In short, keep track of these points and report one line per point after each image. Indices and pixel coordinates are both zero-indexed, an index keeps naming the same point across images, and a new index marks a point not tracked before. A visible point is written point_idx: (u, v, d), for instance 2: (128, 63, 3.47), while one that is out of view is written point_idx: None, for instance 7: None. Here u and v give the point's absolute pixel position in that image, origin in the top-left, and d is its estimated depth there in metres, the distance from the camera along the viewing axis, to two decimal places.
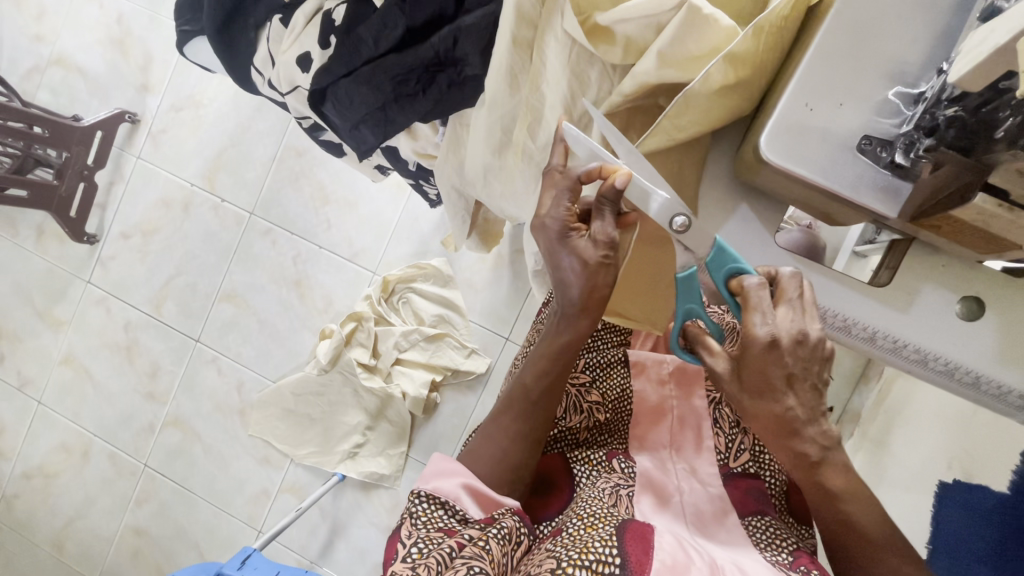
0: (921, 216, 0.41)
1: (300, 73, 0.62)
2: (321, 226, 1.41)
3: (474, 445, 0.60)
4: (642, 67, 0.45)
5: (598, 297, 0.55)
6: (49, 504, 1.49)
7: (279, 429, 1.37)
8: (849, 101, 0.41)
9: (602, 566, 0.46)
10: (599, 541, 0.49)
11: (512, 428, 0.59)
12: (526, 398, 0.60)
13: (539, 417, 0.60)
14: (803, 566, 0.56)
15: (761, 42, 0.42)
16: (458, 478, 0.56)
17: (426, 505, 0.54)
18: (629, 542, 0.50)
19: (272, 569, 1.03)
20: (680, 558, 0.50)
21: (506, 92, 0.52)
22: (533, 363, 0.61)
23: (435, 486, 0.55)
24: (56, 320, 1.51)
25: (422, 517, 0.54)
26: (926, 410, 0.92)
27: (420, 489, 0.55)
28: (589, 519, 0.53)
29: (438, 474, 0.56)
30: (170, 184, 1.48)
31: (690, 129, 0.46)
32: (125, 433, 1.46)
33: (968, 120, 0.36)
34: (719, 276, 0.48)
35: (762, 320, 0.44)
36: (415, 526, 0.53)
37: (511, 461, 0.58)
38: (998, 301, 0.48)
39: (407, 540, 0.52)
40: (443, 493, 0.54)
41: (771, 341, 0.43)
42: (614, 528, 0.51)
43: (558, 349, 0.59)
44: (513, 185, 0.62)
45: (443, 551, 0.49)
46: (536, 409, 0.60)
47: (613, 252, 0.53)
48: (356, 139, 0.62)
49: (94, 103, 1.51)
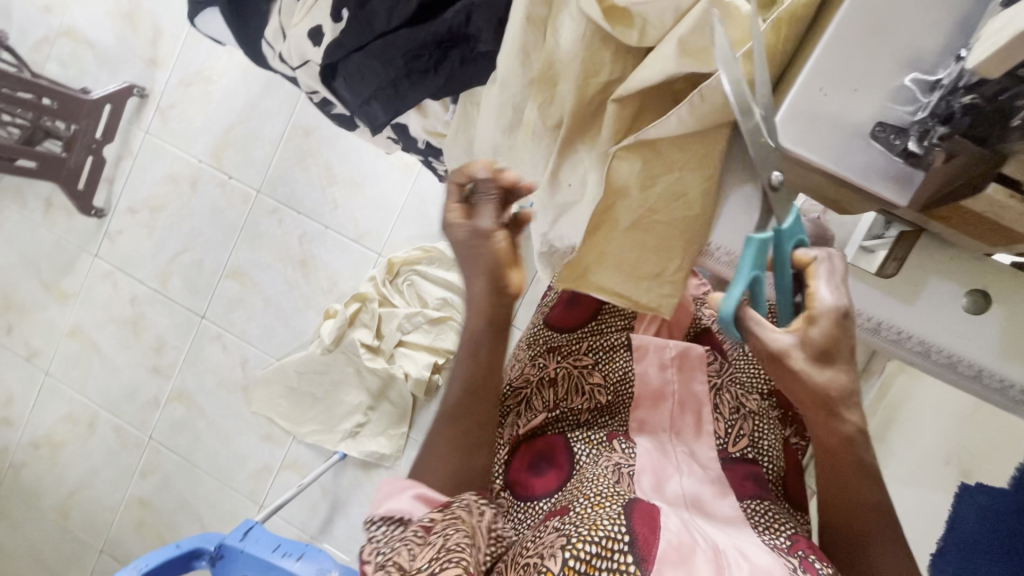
0: (935, 204, 0.41)
1: (311, 46, 0.61)
2: (328, 206, 1.41)
3: (421, 458, 0.59)
4: (660, 53, 0.44)
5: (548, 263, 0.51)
6: (56, 473, 1.52)
7: (281, 406, 1.38)
8: (865, 87, 0.40)
9: (612, 544, 0.48)
10: (608, 519, 0.50)
11: (449, 434, 0.58)
12: (456, 401, 0.58)
13: (471, 419, 0.58)
14: (800, 550, 0.56)
15: (778, 37, 0.43)
16: (408, 492, 0.54)
17: (382, 528, 0.52)
18: (637, 520, 0.51)
19: (273, 541, 1.05)
20: (686, 539, 0.50)
21: (517, 70, 0.52)
22: (461, 355, 0.60)
23: (387, 508, 0.53)
24: (64, 292, 1.53)
25: (381, 537, 0.51)
26: (926, 406, 0.92)
27: (372, 515, 0.53)
28: (597, 498, 0.54)
29: (389, 495, 0.54)
30: (178, 159, 1.48)
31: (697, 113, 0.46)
32: (130, 405, 1.48)
33: (985, 108, 0.35)
34: (788, 248, 0.46)
35: (830, 289, 0.46)
36: (375, 551, 0.50)
37: (450, 466, 0.57)
38: (1009, 296, 0.47)
39: (370, 560, 0.49)
40: (398, 512, 0.52)
41: (838, 310, 0.46)
42: (621, 507, 0.52)
43: (479, 336, 0.59)
44: (521, 167, 0.61)
45: (411, 541, 0.49)
46: (461, 414, 0.58)
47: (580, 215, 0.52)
48: (366, 114, 0.62)
49: (103, 76, 1.51)
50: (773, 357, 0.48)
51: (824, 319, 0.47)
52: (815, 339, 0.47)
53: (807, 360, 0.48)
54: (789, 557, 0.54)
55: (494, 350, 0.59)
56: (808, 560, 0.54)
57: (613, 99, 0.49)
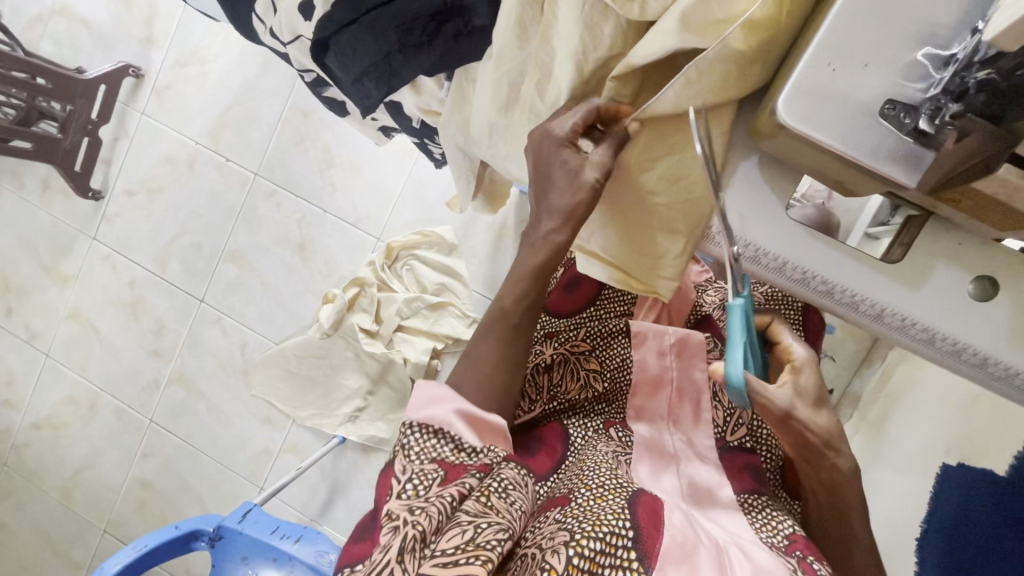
0: (941, 188, 0.39)
1: (301, 20, 0.59)
2: (327, 189, 1.39)
3: (459, 378, 0.63)
4: (660, 28, 0.42)
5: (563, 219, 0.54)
6: (58, 455, 1.53)
7: (280, 390, 1.38)
8: (875, 62, 0.38)
9: (616, 539, 0.47)
10: (612, 514, 0.49)
11: (494, 353, 0.63)
12: (507, 322, 0.63)
13: (519, 344, 0.63)
14: (799, 550, 0.54)
15: (783, 11, 0.41)
16: (450, 405, 0.57)
17: (421, 435, 0.55)
18: (641, 512, 0.51)
19: (272, 523, 1.05)
20: (690, 537, 0.51)
21: (513, 45, 0.50)
22: (508, 287, 0.62)
23: (429, 416, 0.56)
24: (63, 275, 1.52)
25: (414, 447, 0.54)
26: (927, 395, 0.92)
27: (412, 419, 0.56)
28: (599, 491, 0.53)
29: (429, 402, 0.57)
30: (174, 142, 1.46)
31: (703, 100, 0.43)
32: (130, 387, 1.49)
33: (1000, 83, 0.33)
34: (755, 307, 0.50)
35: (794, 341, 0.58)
36: (408, 459, 0.54)
37: (499, 384, 0.62)
38: (1016, 282, 0.46)
39: (401, 476, 0.52)
40: (437, 422, 0.55)
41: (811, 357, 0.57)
42: (626, 501, 0.52)
43: (526, 274, 0.60)
44: (518, 146, 0.60)
45: (444, 501, 0.49)
46: (519, 333, 0.63)
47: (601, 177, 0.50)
48: (359, 93, 0.60)
49: (98, 55, 1.48)
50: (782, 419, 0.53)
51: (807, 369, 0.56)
52: (806, 386, 0.55)
53: (807, 408, 0.55)
54: (787, 556, 0.53)
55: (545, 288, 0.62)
56: (806, 560, 0.53)
57: (611, 76, 0.47)
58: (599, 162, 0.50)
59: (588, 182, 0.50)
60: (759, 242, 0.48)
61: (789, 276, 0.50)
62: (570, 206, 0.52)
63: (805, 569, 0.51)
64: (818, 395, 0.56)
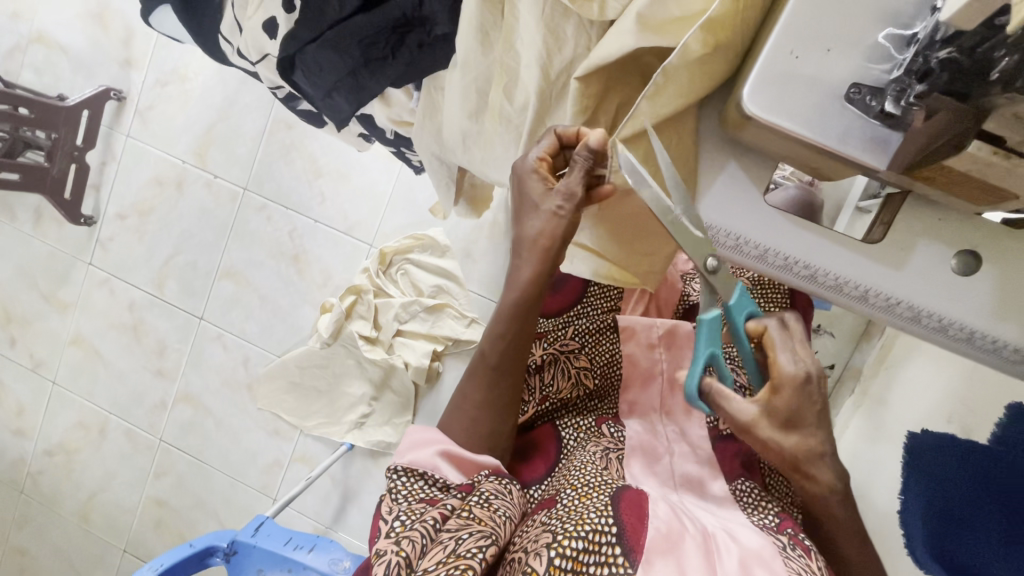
0: (914, 167, 0.39)
1: (269, 40, 0.59)
2: (315, 199, 1.40)
3: (448, 419, 0.64)
4: (620, 28, 0.42)
5: (541, 244, 0.58)
6: (73, 480, 1.55)
7: (286, 402, 1.39)
8: (837, 46, 0.38)
9: (599, 536, 0.48)
10: (594, 512, 0.50)
11: (477, 396, 0.63)
12: (487, 364, 0.63)
13: (504, 387, 0.63)
14: (788, 527, 0.59)
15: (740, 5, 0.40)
16: (434, 447, 0.59)
17: (406, 479, 0.57)
18: (625, 510, 0.51)
19: (284, 535, 1.07)
20: (675, 526, 0.51)
21: (477, 52, 0.50)
22: (488, 330, 0.64)
23: (412, 459, 0.58)
24: (62, 302, 1.53)
25: (403, 490, 0.57)
26: (925, 366, 0.92)
27: (397, 464, 0.58)
28: (584, 489, 0.54)
29: (414, 446, 0.60)
30: (161, 162, 1.46)
31: (674, 105, 0.43)
32: (138, 410, 1.50)
33: (963, 62, 0.33)
34: (741, 320, 0.50)
35: (790, 357, 0.50)
36: (396, 501, 0.56)
37: (483, 427, 0.63)
38: (997, 254, 0.46)
39: (389, 516, 0.54)
40: (421, 465, 0.57)
41: (804, 374, 0.50)
42: (609, 498, 0.52)
43: (505, 316, 0.62)
44: (492, 149, 0.59)
45: (427, 524, 0.51)
46: (502, 373, 0.63)
47: (567, 205, 0.54)
48: (330, 107, 0.61)
49: (78, 81, 1.48)
50: (800, 384, 0.50)
51: (787, 387, 0.50)
52: (780, 407, 0.51)
53: (772, 427, 0.52)
54: (779, 535, 0.58)
55: (522, 329, 0.62)
56: (797, 536, 0.58)
57: (575, 77, 0.46)
58: (565, 191, 0.53)
59: (548, 211, 0.55)
60: (740, 231, 0.48)
61: (772, 264, 0.49)
62: (541, 231, 0.57)
63: (794, 546, 0.56)
64: (793, 415, 0.51)
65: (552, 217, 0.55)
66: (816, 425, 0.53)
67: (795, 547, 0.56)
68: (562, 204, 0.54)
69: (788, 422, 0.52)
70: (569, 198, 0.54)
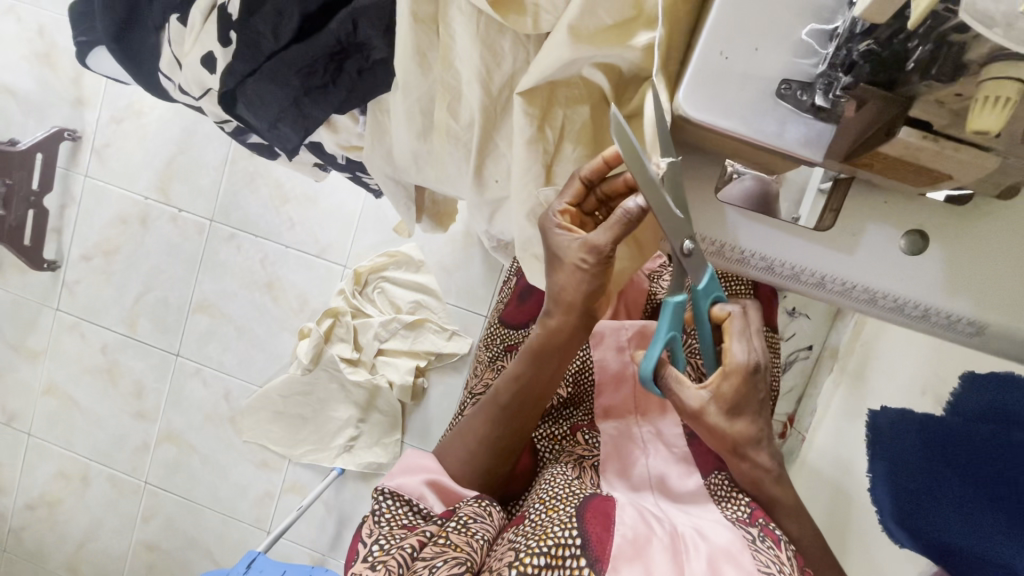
0: (854, 154, 0.39)
1: (207, 74, 0.57)
2: (285, 225, 1.38)
3: (444, 447, 0.65)
4: (554, 41, 0.42)
5: (568, 300, 0.56)
6: (58, 532, 1.50)
7: (273, 431, 1.37)
8: (764, 44, 0.39)
9: (562, 550, 0.48)
10: (558, 525, 0.50)
11: (482, 432, 0.62)
12: (497, 402, 0.62)
13: (513, 429, 0.62)
14: (760, 518, 0.61)
15: (677, 9, 0.41)
16: (422, 476, 0.59)
17: (391, 502, 0.57)
18: (590, 520, 0.51)
19: (278, 569, 1.05)
20: (642, 531, 0.52)
21: (416, 73, 0.50)
22: (506, 368, 0.63)
23: (398, 484, 0.58)
24: (31, 351, 1.49)
25: (386, 514, 0.56)
26: (896, 339, 0.94)
27: (383, 487, 0.58)
28: (551, 502, 0.54)
29: (405, 472, 0.60)
30: (123, 200, 1.43)
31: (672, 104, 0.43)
32: (120, 454, 1.46)
33: (882, 53, 0.35)
34: (706, 304, 0.52)
35: (742, 345, 0.53)
36: (377, 524, 0.55)
37: (480, 466, 0.62)
38: (943, 232, 0.47)
39: (368, 539, 0.54)
40: (407, 491, 0.58)
41: (751, 361, 0.53)
42: (575, 509, 0.52)
43: (528, 355, 0.61)
44: (444, 169, 0.59)
45: (403, 552, 0.51)
46: (509, 415, 0.62)
47: (592, 258, 0.52)
48: (278, 138, 0.59)
49: (30, 124, 1.44)
50: (750, 373, 0.53)
51: (734, 374, 0.53)
52: (727, 393, 0.54)
53: (720, 413, 0.55)
54: (750, 527, 0.59)
55: (542, 371, 0.61)
56: (768, 526, 0.60)
57: (518, 92, 0.47)
58: (591, 243, 0.52)
59: (570, 262, 0.53)
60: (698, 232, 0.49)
61: (731, 259, 0.51)
62: (562, 288, 0.56)
63: (764, 537, 0.58)
64: (738, 402, 0.54)
65: (575, 272, 0.54)
66: (756, 413, 0.57)
67: (765, 538, 0.57)
68: (587, 256, 0.52)
69: (733, 409, 0.54)
70: (594, 251, 0.52)
